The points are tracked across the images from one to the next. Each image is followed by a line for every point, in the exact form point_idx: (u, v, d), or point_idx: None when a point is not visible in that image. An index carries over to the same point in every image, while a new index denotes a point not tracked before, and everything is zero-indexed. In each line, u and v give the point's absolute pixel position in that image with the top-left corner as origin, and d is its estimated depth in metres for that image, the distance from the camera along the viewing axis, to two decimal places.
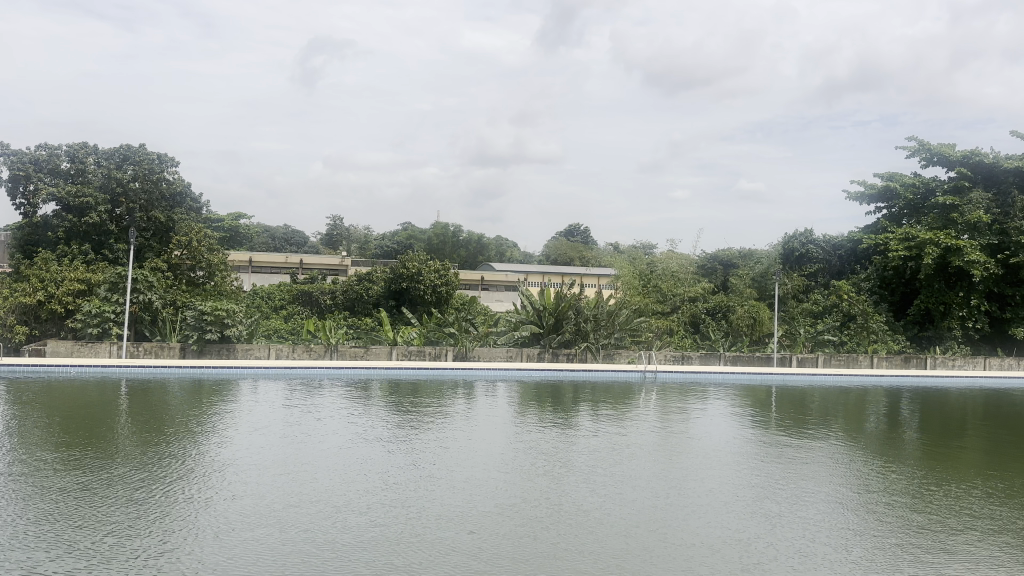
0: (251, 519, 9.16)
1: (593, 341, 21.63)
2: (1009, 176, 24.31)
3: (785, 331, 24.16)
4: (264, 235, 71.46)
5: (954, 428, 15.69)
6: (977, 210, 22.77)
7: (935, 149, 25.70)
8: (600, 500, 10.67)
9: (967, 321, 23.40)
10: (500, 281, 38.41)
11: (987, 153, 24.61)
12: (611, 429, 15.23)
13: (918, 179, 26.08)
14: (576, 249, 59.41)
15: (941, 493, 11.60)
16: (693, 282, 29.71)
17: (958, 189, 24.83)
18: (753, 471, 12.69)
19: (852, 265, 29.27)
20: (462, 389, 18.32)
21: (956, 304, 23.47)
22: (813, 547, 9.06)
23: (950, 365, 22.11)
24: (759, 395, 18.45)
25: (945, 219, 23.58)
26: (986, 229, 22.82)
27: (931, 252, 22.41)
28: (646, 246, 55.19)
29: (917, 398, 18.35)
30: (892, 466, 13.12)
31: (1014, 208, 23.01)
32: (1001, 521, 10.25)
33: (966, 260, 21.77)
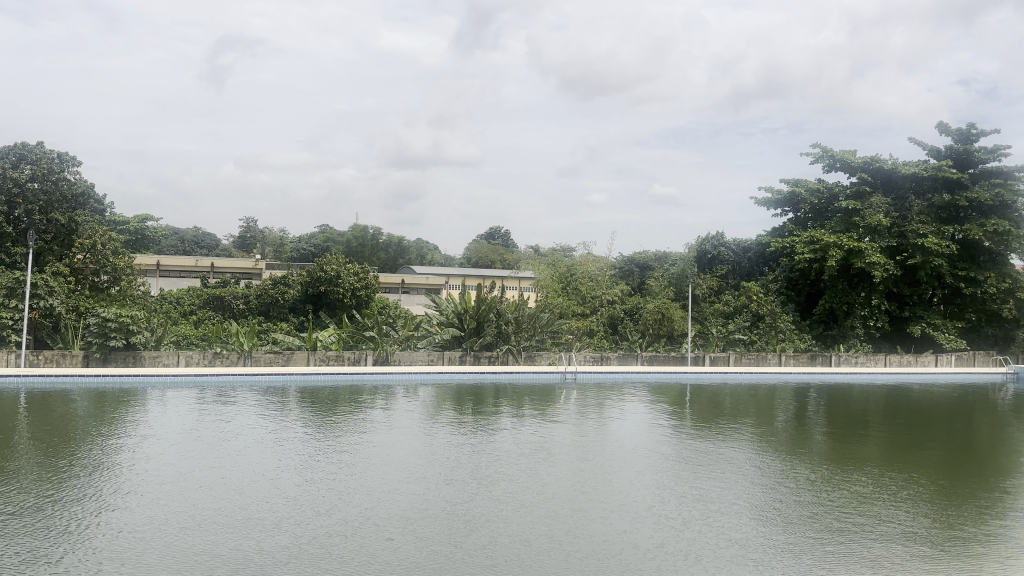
0: (149, 530, 8.93)
1: (514, 343, 21.69)
2: (907, 181, 25.58)
3: (697, 331, 24.55)
4: (174, 239, 69.09)
5: (859, 424, 16.38)
6: (877, 213, 23.93)
7: (838, 155, 26.61)
8: (510, 504, 10.78)
9: (869, 321, 24.39)
10: (421, 284, 38.28)
11: (886, 159, 25.70)
12: (526, 433, 15.30)
13: (822, 185, 26.82)
14: (496, 250, 60.10)
15: (839, 491, 11.97)
16: (611, 284, 30.14)
17: (860, 194, 25.85)
18: (658, 472, 12.92)
19: (761, 267, 30.24)
20: (381, 394, 18.09)
21: (858, 305, 24.45)
22: (709, 545, 9.34)
23: (853, 361, 23.08)
24: (673, 393, 18.83)
25: (848, 223, 24.71)
26: (886, 233, 23.93)
27: (834, 255, 23.40)
28: (567, 248, 56.18)
29: (822, 395, 19.01)
30: (801, 462, 13.63)
31: (910, 212, 24.23)
32: (896, 517, 10.64)
33: (868, 262, 22.85)
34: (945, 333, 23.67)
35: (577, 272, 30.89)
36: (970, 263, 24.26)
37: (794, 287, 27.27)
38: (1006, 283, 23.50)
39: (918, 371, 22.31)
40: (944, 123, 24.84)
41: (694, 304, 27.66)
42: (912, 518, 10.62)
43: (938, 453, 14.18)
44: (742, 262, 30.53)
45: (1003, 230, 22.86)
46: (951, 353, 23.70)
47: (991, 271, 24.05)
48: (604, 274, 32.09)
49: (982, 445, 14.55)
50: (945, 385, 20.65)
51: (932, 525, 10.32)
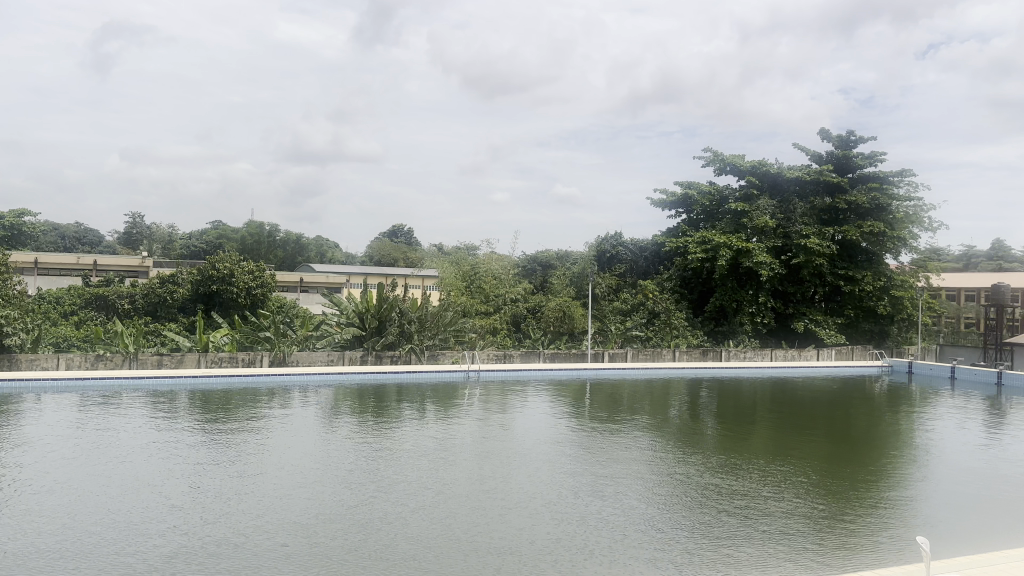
0: (22, 543, 8.37)
1: (417, 342, 21.50)
2: (791, 186, 27.09)
3: (596, 328, 25.05)
4: (51, 234, 64.64)
5: (747, 415, 17.24)
6: (763, 215, 25.32)
7: (728, 160, 27.86)
8: (411, 506, 10.70)
9: (756, 317, 25.61)
10: (319, 283, 37.64)
11: (772, 164, 27.09)
12: (429, 432, 15.22)
13: (713, 188, 27.92)
14: (399, 249, 59.57)
15: (731, 483, 12.49)
16: (514, 282, 30.35)
17: (747, 197, 27.48)
18: (559, 469, 13.14)
19: (656, 266, 31.23)
20: (279, 396, 17.56)
21: (746, 302, 25.71)
22: (606, 539, 9.59)
23: (742, 357, 24.06)
24: (574, 390, 19.21)
25: (737, 224, 26.07)
26: (771, 234, 25.34)
27: (725, 255, 24.62)
28: (469, 247, 56.35)
29: (713, 389, 19.86)
30: (695, 455, 14.18)
31: (794, 214, 25.63)
32: (782, 508, 11.20)
33: (755, 262, 24.28)
34: (825, 329, 25.35)
35: (481, 270, 30.86)
36: (848, 263, 25.84)
37: (687, 286, 28.25)
38: (881, 280, 25.14)
39: (801, 365, 23.62)
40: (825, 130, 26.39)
41: (593, 302, 27.99)
42: (795, 508, 11.22)
43: (818, 443, 15.06)
44: (639, 261, 31.39)
45: (877, 231, 24.53)
46: (832, 347, 25.17)
47: (868, 269, 25.54)
48: (507, 272, 32.16)
49: (858, 434, 15.56)
50: (827, 378, 21.98)
51: (814, 514, 10.93)
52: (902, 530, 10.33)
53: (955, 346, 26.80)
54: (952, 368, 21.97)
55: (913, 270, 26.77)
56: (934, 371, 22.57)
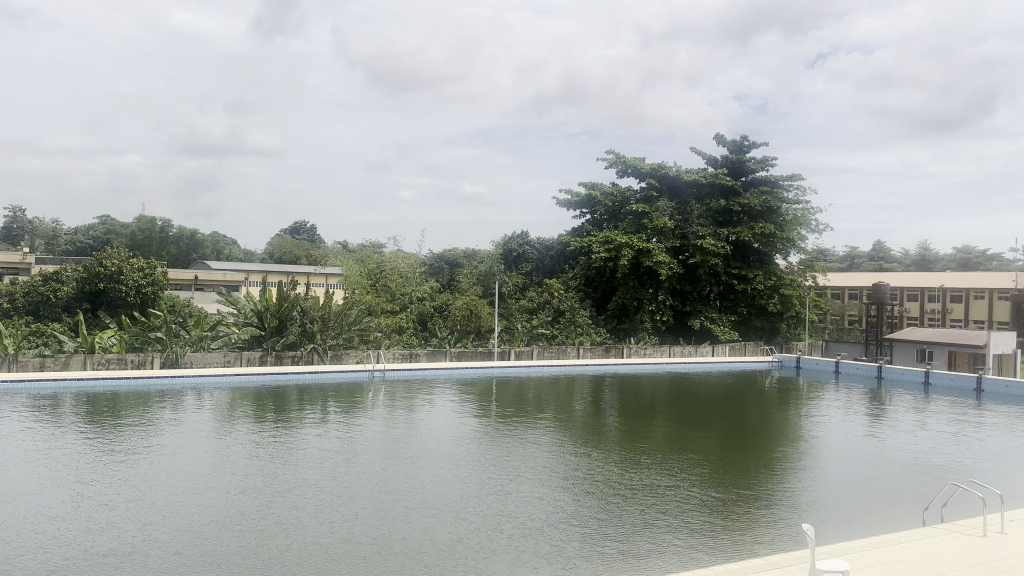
0: None
1: (319, 342, 21.05)
2: (688, 188, 28.14)
3: (503, 326, 25.17)
4: None
5: (647, 409, 17.78)
6: (663, 216, 26.23)
7: (630, 162, 28.60)
8: (312, 510, 10.44)
9: (655, 314, 26.49)
10: (216, 282, 36.40)
11: (671, 166, 28.02)
12: (332, 434, 14.90)
13: (616, 189, 28.63)
14: (302, 247, 58.03)
15: (632, 478, 12.84)
16: (421, 280, 30.00)
17: (647, 198, 28.35)
18: (464, 468, 13.15)
19: (562, 265, 31.69)
20: (172, 399, 16.77)
21: (647, 300, 26.53)
22: (509, 537, 9.66)
23: (642, 353, 24.77)
24: (479, 388, 19.27)
25: (638, 225, 26.83)
26: (669, 234, 26.26)
27: (626, 255, 25.43)
28: (376, 245, 55.54)
29: (615, 384, 20.42)
30: (597, 451, 14.50)
31: (691, 215, 26.67)
32: (680, 500, 11.62)
33: (655, 261, 25.18)
34: (719, 325, 26.50)
35: (388, 268, 30.48)
36: (742, 263, 27.09)
37: (591, 284, 28.84)
38: (771, 279, 26.63)
39: (697, 360, 24.61)
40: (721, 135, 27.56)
41: (500, 300, 28.25)
42: (692, 500, 11.66)
43: (713, 436, 15.72)
44: (545, 259, 31.76)
45: (768, 232, 25.84)
46: (726, 343, 26.33)
47: (759, 269, 26.97)
48: (414, 270, 31.88)
49: (750, 426, 16.35)
50: (722, 373, 23.00)
51: (710, 506, 11.40)
52: (789, 518, 10.94)
53: (839, 341, 28.46)
54: (836, 362, 23.40)
55: (800, 270, 28.36)
56: (820, 365, 24.04)
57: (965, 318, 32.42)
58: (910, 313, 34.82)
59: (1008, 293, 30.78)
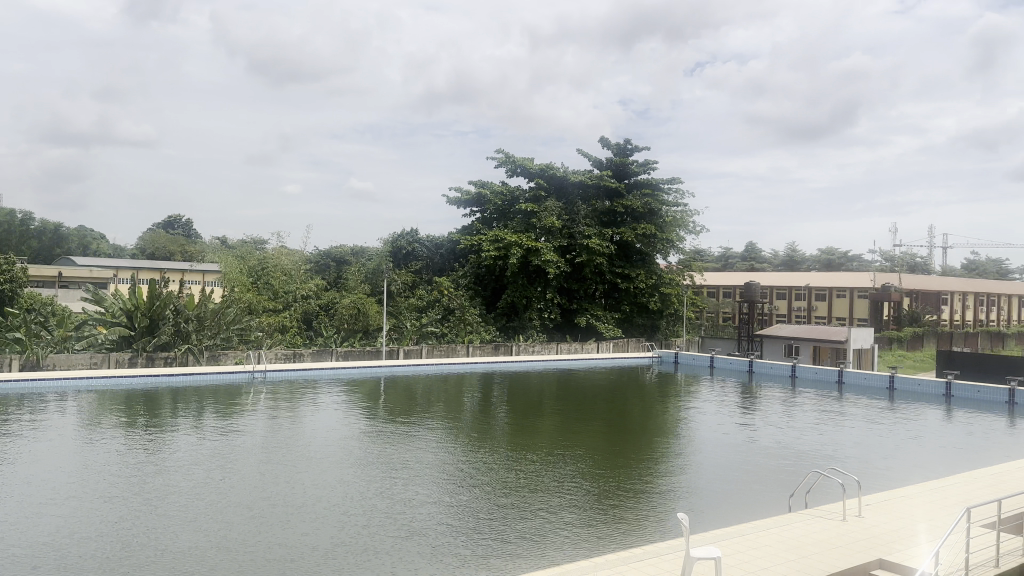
0: None
1: (195, 342, 20.02)
2: (575, 189, 28.80)
3: (392, 324, 24.82)
4: None
5: (535, 405, 18.12)
6: (551, 216, 26.75)
7: (519, 162, 29.00)
8: (186, 518, 9.94)
9: (543, 312, 27.05)
10: (80, 276, 34.06)
11: (559, 168, 28.72)
12: (210, 438, 14.24)
13: (505, 188, 28.92)
14: (177, 242, 54.99)
15: (518, 475, 13.03)
16: (305, 277, 29.26)
17: (536, 198, 28.88)
18: (350, 469, 12.90)
19: (451, 263, 31.69)
20: (28, 403, 15.49)
21: (535, 298, 26.98)
22: (395, 538, 9.56)
23: (530, 350, 25.08)
24: (366, 388, 18.94)
25: (526, 224, 27.23)
26: (557, 234, 26.86)
27: (516, 253, 25.75)
28: (258, 241, 53.43)
29: (505, 381, 20.64)
30: (485, 448, 14.60)
31: (577, 216, 27.39)
32: (564, 495, 11.90)
33: (544, 260, 25.80)
34: (604, 323, 27.40)
35: (267, 266, 29.21)
36: (625, 262, 28.06)
37: (480, 282, 29.00)
38: (652, 278, 27.69)
39: (582, 357, 25.26)
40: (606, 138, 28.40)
41: (389, 298, 27.94)
42: (575, 495, 11.97)
43: (598, 430, 16.18)
44: (434, 258, 31.60)
45: (649, 234, 27.07)
46: (610, 340, 27.17)
47: (641, 268, 28.01)
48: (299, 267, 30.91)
49: (634, 420, 16.96)
50: (606, 369, 23.73)
51: (592, 500, 11.73)
52: (667, 508, 11.44)
53: (714, 337, 29.99)
54: (711, 357, 24.78)
55: (679, 269, 29.64)
56: (696, 360, 25.28)
57: (828, 315, 35.03)
58: (780, 311, 37.28)
59: (865, 292, 33.53)
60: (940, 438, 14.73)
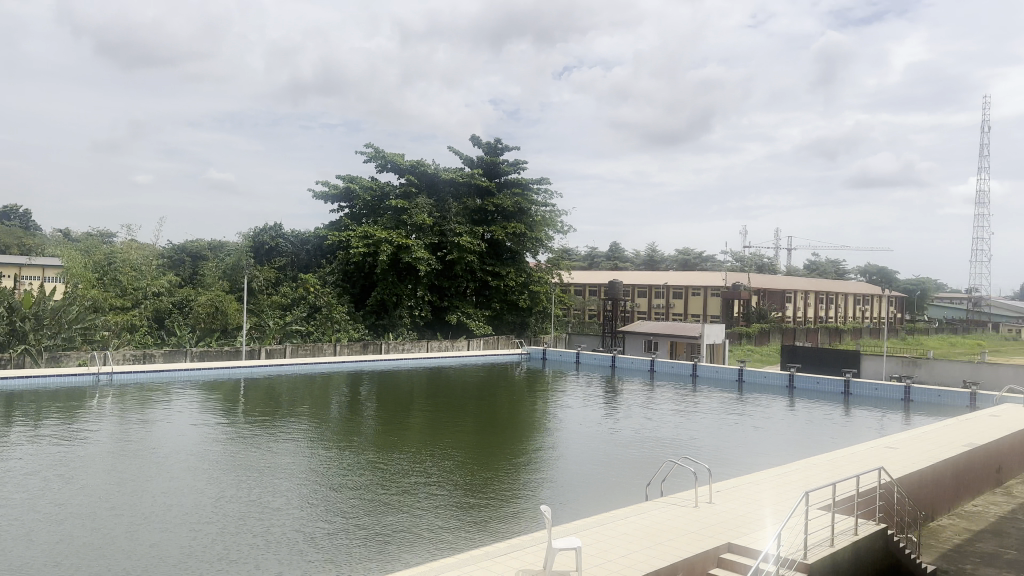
0: None
1: (33, 343, 18.26)
2: (446, 186, 28.70)
3: (252, 324, 24.25)
4: None
5: (404, 403, 17.97)
6: (422, 213, 26.76)
7: (389, 156, 28.57)
8: (15, 533, 9.11)
9: (414, 310, 27.07)
10: None
11: (430, 164, 28.47)
12: (49, 446, 13.12)
13: (374, 183, 28.31)
14: (12, 234, 50.43)
15: (385, 474, 12.87)
16: (155, 271, 26.69)
17: (407, 194, 28.23)
18: (206, 475, 12.27)
19: (318, 260, 30.77)
20: None
21: (405, 296, 26.96)
22: (252, 545, 9.19)
23: (400, 350, 24.75)
24: (225, 390, 18.10)
25: (396, 220, 27.05)
26: (428, 231, 26.96)
27: (386, 250, 25.64)
28: (107, 234, 49.84)
29: (373, 380, 20.34)
30: (352, 449, 14.31)
31: (449, 213, 27.50)
32: (430, 493, 11.86)
33: (414, 257, 25.81)
34: (475, 321, 27.66)
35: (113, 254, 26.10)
36: (495, 260, 28.65)
37: (349, 279, 28.53)
38: (522, 276, 28.41)
39: (453, 355, 25.27)
40: (477, 136, 28.54)
41: (251, 295, 26.86)
42: (441, 493, 11.95)
43: (466, 427, 16.24)
44: (300, 254, 30.54)
45: (520, 232, 27.66)
46: (480, 338, 27.39)
47: (511, 266, 28.64)
48: (147, 259, 29.48)
49: (502, 416, 17.16)
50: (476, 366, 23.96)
51: (458, 497, 11.76)
52: (530, 502, 11.64)
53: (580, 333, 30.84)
54: (576, 353, 25.45)
55: (547, 267, 30.26)
56: (563, 356, 25.90)
57: (684, 311, 36.68)
58: (640, 308, 38.65)
59: (719, 290, 35.48)
60: (781, 426, 15.86)
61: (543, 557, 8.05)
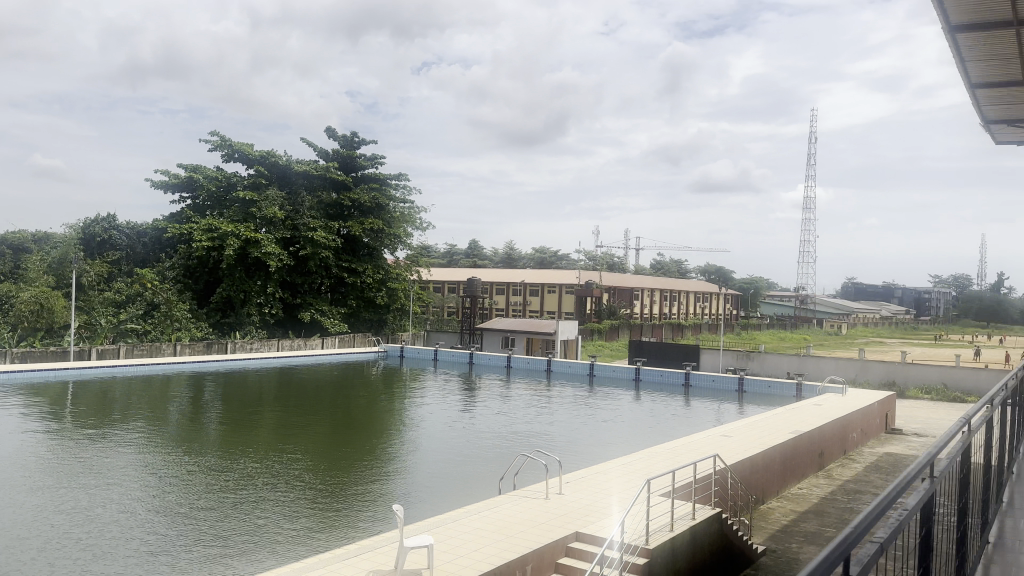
0: None
1: None
2: (298, 179, 27.96)
3: (82, 322, 22.52)
4: None
5: (252, 405, 17.28)
6: (272, 206, 26.12)
7: (237, 146, 27.34)
8: None
9: (263, 308, 26.20)
10: None
11: (281, 156, 27.62)
12: None
13: (220, 173, 27.01)
14: None
15: (231, 479, 12.34)
16: None
17: (255, 186, 27.23)
18: (27, 486, 11.24)
19: (157, 254, 28.99)
20: None
21: (254, 293, 26.00)
22: (79, 559, 8.55)
23: (248, 349, 23.82)
24: (48, 394, 16.63)
25: (244, 213, 26.11)
26: (279, 225, 26.31)
27: (232, 244, 24.64)
28: None
29: (217, 382, 19.39)
30: (196, 453, 13.60)
31: (302, 206, 26.91)
32: (280, 497, 11.47)
33: (264, 252, 25.06)
34: (329, 318, 27.23)
35: None
36: (351, 256, 28.35)
37: (192, 275, 27.15)
38: (379, 273, 28.32)
39: (308, 354, 24.62)
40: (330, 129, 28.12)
41: (79, 292, 25.32)
42: (291, 496, 11.63)
43: (319, 428, 15.85)
44: (136, 247, 28.74)
45: (377, 227, 27.64)
46: (335, 335, 26.94)
47: (368, 263, 28.47)
48: None
49: (354, 416, 16.88)
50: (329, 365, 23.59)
51: (308, 500, 11.44)
52: (382, 501, 11.53)
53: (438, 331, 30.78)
54: (434, 351, 25.42)
55: (406, 264, 30.16)
56: (421, 354, 25.76)
57: (540, 309, 38.04)
58: (497, 305, 39.33)
59: (572, 289, 36.90)
60: (626, 418, 16.60)
61: (394, 557, 7.88)
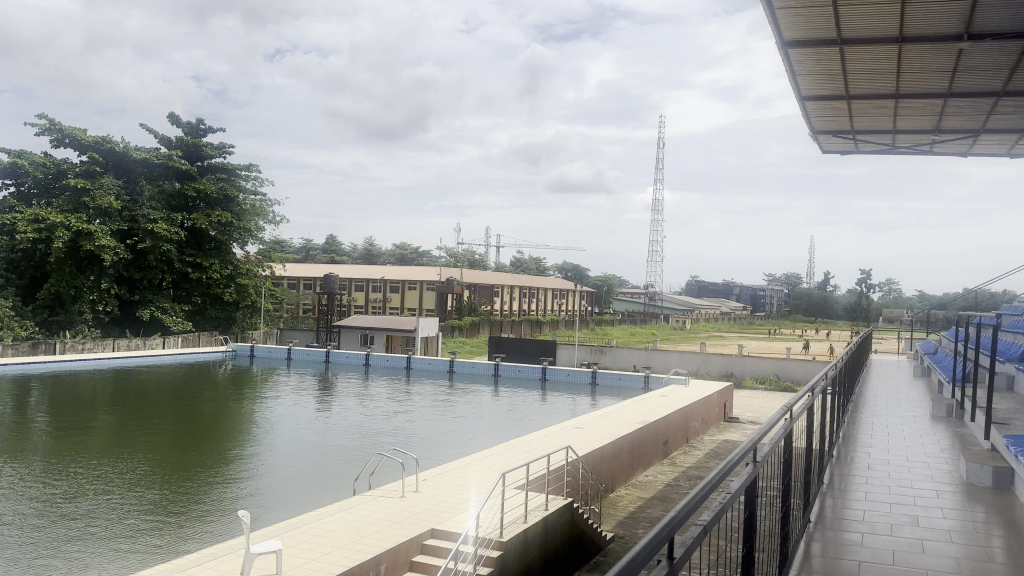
0: None
1: None
2: (138, 166, 26.31)
3: None
4: None
5: (86, 410, 15.98)
6: (107, 195, 24.35)
7: (66, 129, 25.24)
8: None
9: (97, 305, 24.46)
10: None
11: (117, 142, 25.83)
12: None
13: (47, 159, 24.81)
14: None
15: (60, 489, 11.35)
16: None
17: (89, 175, 25.23)
18: None
19: None
20: None
21: (87, 289, 24.21)
22: None
23: (79, 349, 22.08)
24: None
25: (76, 203, 24.15)
26: (115, 216, 24.71)
27: (62, 236, 22.64)
28: None
29: (44, 386, 17.78)
30: (19, 463, 12.40)
31: (141, 196, 25.52)
32: (117, 506, 10.69)
33: (98, 245, 23.35)
34: (171, 316, 25.83)
35: None
36: (197, 250, 27.05)
37: (14, 268, 24.93)
38: (227, 269, 27.22)
39: (148, 353, 23.46)
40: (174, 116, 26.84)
41: None
42: (130, 505, 10.86)
43: (162, 433, 14.90)
44: None
45: (226, 220, 26.66)
46: (178, 335, 25.74)
47: (216, 258, 27.24)
48: None
49: (202, 419, 16.02)
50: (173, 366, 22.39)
51: (150, 509, 10.73)
52: (231, 507, 11.01)
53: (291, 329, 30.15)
54: (288, 350, 24.67)
55: (257, 259, 29.30)
56: (273, 353, 25.03)
57: (402, 306, 38.16)
58: (357, 302, 38.79)
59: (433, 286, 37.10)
60: (483, 414, 16.74)
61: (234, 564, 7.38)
